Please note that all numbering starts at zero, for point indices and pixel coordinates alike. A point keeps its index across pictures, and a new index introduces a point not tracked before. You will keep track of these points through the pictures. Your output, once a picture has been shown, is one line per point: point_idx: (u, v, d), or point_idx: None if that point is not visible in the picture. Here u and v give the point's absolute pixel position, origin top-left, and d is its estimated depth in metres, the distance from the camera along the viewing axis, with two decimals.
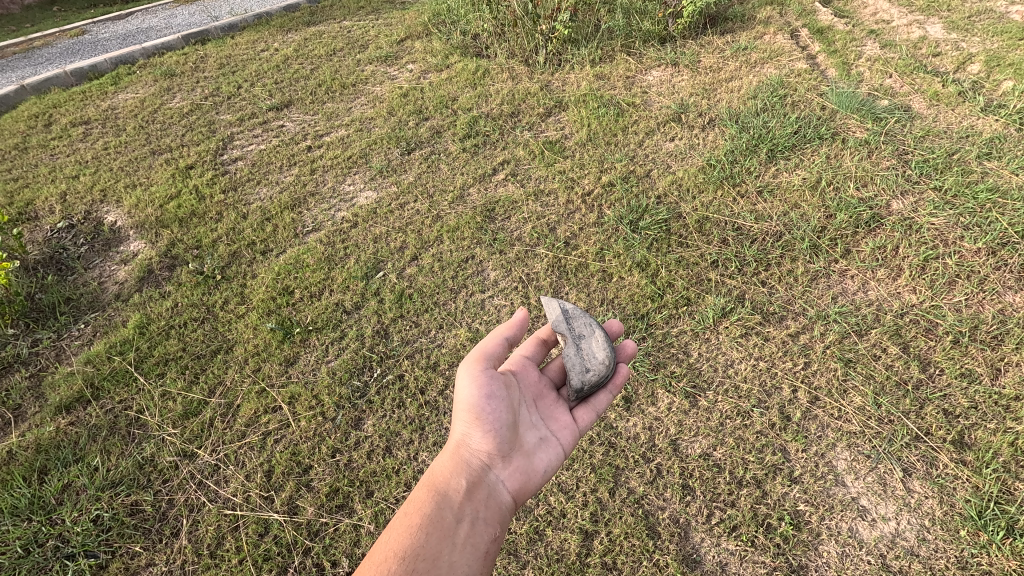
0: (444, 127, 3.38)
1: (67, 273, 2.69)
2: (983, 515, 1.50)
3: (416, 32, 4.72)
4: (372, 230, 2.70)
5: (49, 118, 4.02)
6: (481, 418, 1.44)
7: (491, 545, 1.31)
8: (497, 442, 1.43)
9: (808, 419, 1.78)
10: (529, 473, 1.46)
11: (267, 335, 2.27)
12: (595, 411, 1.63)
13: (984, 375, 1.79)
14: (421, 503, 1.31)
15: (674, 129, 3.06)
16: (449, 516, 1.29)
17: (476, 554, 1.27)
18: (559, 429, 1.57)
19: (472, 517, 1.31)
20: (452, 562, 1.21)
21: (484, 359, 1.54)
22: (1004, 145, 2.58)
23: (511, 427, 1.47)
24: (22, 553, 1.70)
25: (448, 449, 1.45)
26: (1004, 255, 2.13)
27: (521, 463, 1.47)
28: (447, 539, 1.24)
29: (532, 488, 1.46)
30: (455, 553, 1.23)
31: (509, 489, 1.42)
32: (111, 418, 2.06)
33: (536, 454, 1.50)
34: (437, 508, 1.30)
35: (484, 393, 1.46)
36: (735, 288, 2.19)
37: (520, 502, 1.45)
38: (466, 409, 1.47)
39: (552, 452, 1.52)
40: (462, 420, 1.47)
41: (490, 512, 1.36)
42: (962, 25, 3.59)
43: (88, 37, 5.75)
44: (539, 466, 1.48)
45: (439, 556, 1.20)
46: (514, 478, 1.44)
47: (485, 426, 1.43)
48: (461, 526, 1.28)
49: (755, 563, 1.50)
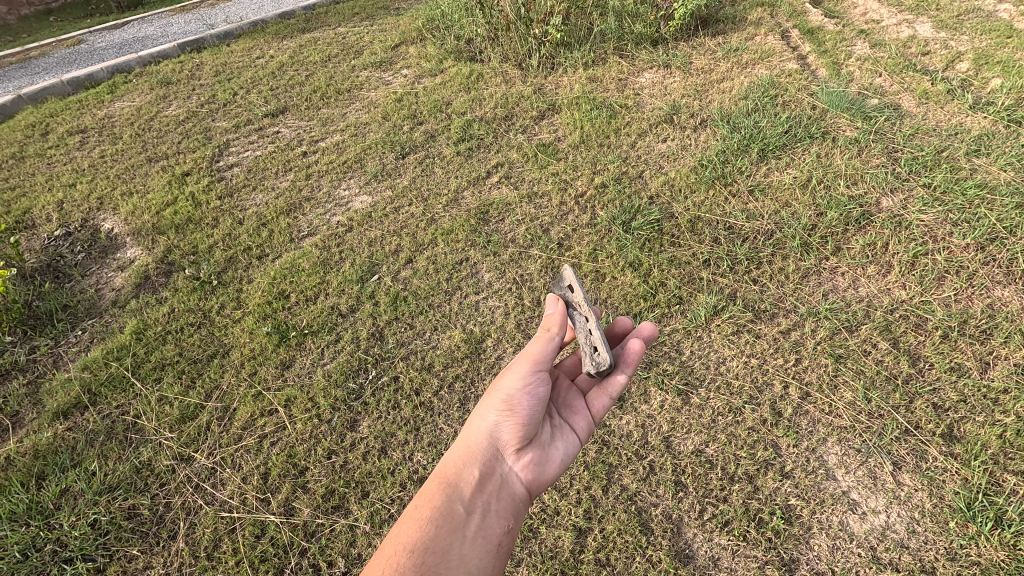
0: (439, 131, 3.40)
1: (65, 280, 2.71)
2: (972, 507, 1.51)
3: (410, 38, 4.76)
4: (367, 234, 2.72)
5: (46, 128, 4.04)
6: (512, 411, 1.41)
7: (504, 537, 1.30)
8: (519, 435, 1.41)
9: (799, 414, 1.80)
10: (545, 464, 1.45)
11: (263, 338, 2.28)
12: (609, 396, 1.59)
13: (973, 369, 1.81)
14: (431, 495, 1.30)
15: (666, 130, 3.08)
16: (461, 510, 1.27)
17: (488, 548, 1.26)
18: (572, 418, 1.57)
19: (484, 509, 1.30)
20: (462, 556, 1.21)
21: (539, 360, 1.48)
22: (992, 141, 2.60)
23: (535, 420, 1.44)
24: (20, 557, 1.70)
25: (465, 438, 1.42)
26: (992, 250, 2.15)
27: (538, 455, 1.45)
28: (457, 533, 1.23)
29: (547, 479, 1.45)
30: (466, 546, 1.23)
31: (522, 480, 1.41)
32: (108, 423, 2.07)
33: (553, 444, 1.49)
34: (448, 500, 1.29)
35: (519, 385, 1.44)
36: (726, 286, 2.21)
37: (535, 492, 1.44)
38: (494, 401, 1.43)
39: (569, 442, 1.52)
40: (490, 411, 1.42)
41: (503, 504, 1.35)
42: (951, 25, 3.62)
43: (84, 46, 5.78)
44: (555, 456, 1.47)
45: (448, 550, 1.20)
46: (529, 469, 1.42)
47: (514, 417, 1.40)
48: (473, 519, 1.28)
49: (747, 557, 1.51)
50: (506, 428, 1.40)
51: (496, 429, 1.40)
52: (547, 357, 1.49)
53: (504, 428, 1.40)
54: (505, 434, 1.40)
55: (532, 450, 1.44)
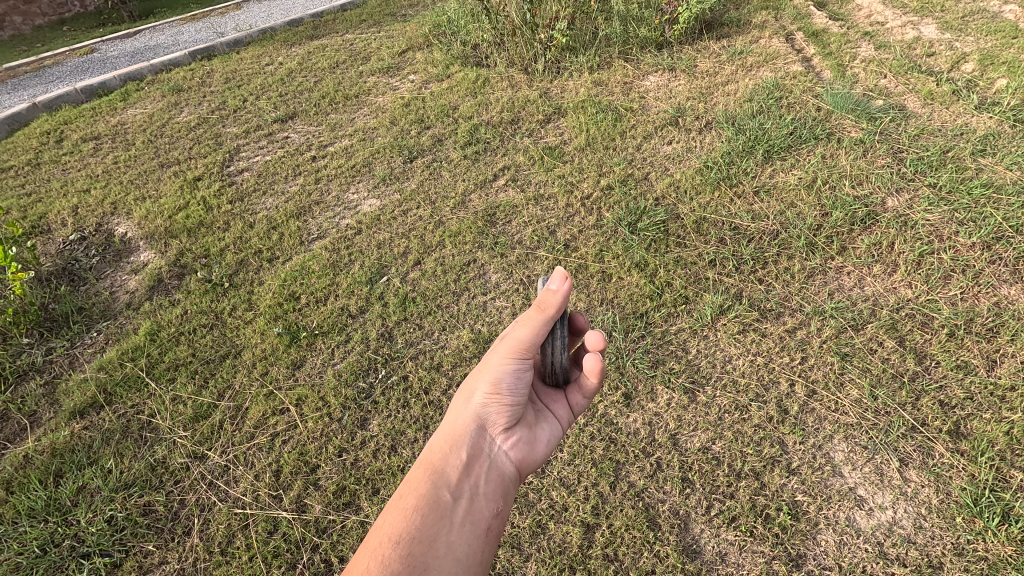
0: (445, 135, 3.45)
1: (80, 283, 2.77)
2: (979, 502, 1.52)
3: (418, 44, 4.83)
4: (376, 237, 2.76)
5: (61, 135, 4.12)
6: (498, 394, 1.40)
7: (493, 521, 1.27)
8: (506, 415, 1.42)
9: (806, 411, 1.81)
10: (531, 444, 1.47)
11: (274, 339, 2.32)
12: (585, 396, 1.63)
13: (980, 367, 1.82)
14: (417, 483, 1.25)
15: (671, 133, 3.11)
16: (449, 496, 1.23)
17: (476, 532, 1.23)
18: (556, 406, 1.59)
19: (473, 494, 1.27)
20: (450, 544, 1.17)
21: (528, 346, 1.41)
22: (998, 141, 2.61)
23: (522, 401, 1.46)
24: (39, 552, 1.74)
25: (451, 421, 1.39)
26: (998, 249, 2.16)
27: (526, 435, 1.47)
28: (444, 521, 1.19)
29: (531, 458, 1.46)
30: (453, 534, 1.19)
31: (511, 460, 1.41)
32: (123, 422, 2.11)
33: (537, 425, 1.51)
34: (435, 487, 1.24)
35: (503, 366, 1.41)
36: (732, 286, 2.23)
37: (521, 473, 1.45)
38: (479, 382, 1.41)
39: (552, 424, 1.56)
40: (476, 393, 1.40)
41: (492, 486, 1.33)
42: (956, 25, 3.63)
43: (96, 56, 5.88)
44: (540, 437, 1.49)
45: (436, 539, 1.16)
46: (517, 449, 1.44)
47: (500, 400, 1.39)
48: (460, 504, 1.24)
49: (754, 553, 1.53)
50: (490, 410, 1.39)
51: (482, 410, 1.39)
52: (536, 342, 1.43)
53: (490, 410, 1.40)
54: (492, 415, 1.40)
55: (519, 430, 1.45)
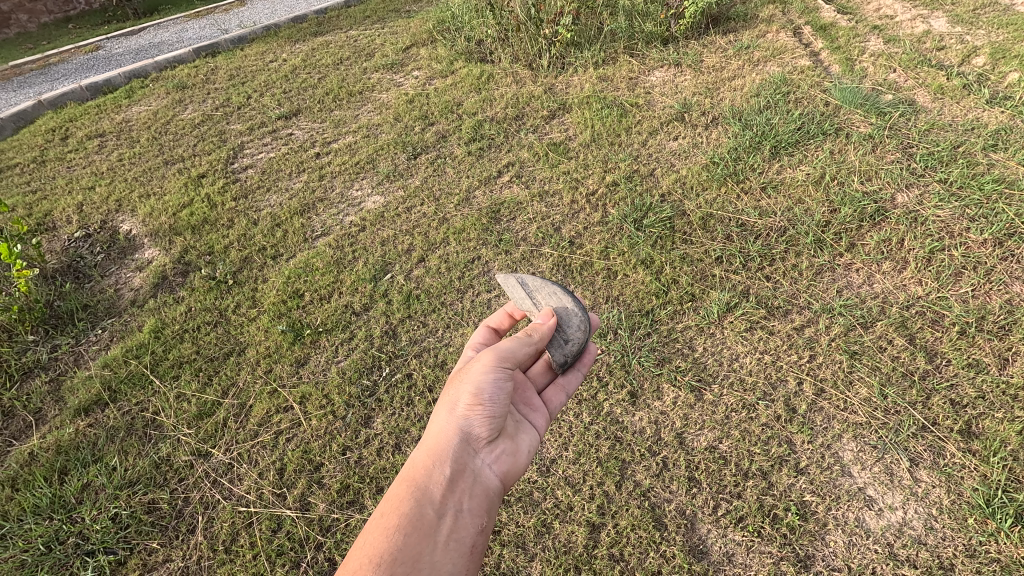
0: (450, 131, 3.43)
1: (85, 281, 2.77)
2: (991, 503, 1.50)
3: (421, 40, 4.80)
4: (380, 234, 2.75)
5: (66, 132, 4.13)
6: (480, 405, 1.37)
7: (478, 538, 1.25)
8: (490, 427, 1.38)
9: (814, 411, 1.79)
10: (514, 456, 1.44)
11: (278, 336, 2.31)
12: (565, 392, 1.70)
13: (992, 365, 1.79)
14: (398, 502, 1.22)
15: (677, 128, 3.07)
16: (432, 514, 1.21)
17: (460, 551, 1.20)
18: (532, 413, 1.60)
19: (456, 511, 1.24)
20: (433, 563, 1.15)
21: (507, 355, 1.47)
22: (1010, 136, 2.57)
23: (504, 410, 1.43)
24: (44, 550, 1.74)
25: (433, 435, 1.34)
26: (1010, 246, 2.12)
27: (508, 446, 1.44)
28: (427, 540, 1.17)
29: (516, 470, 1.44)
30: (437, 553, 1.17)
31: (495, 473, 1.38)
32: (128, 419, 2.11)
33: (518, 436, 1.49)
34: (417, 505, 1.22)
35: (483, 375, 1.40)
36: (739, 283, 2.21)
37: (506, 486, 1.41)
38: (460, 393, 1.39)
39: (532, 424, 1.56)
40: (459, 405, 1.37)
41: (477, 502, 1.29)
42: (967, 19, 3.57)
43: (101, 53, 5.90)
44: (522, 448, 1.47)
45: (419, 558, 1.13)
46: (501, 462, 1.40)
47: (481, 409, 1.36)
48: (444, 522, 1.22)
49: (762, 553, 1.51)
50: (475, 422, 1.36)
51: (463, 421, 1.36)
52: (514, 353, 1.49)
53: (472, 421, 1.36)
54: (475, 428, 1.36)
55: (502, 443, 1.42)
